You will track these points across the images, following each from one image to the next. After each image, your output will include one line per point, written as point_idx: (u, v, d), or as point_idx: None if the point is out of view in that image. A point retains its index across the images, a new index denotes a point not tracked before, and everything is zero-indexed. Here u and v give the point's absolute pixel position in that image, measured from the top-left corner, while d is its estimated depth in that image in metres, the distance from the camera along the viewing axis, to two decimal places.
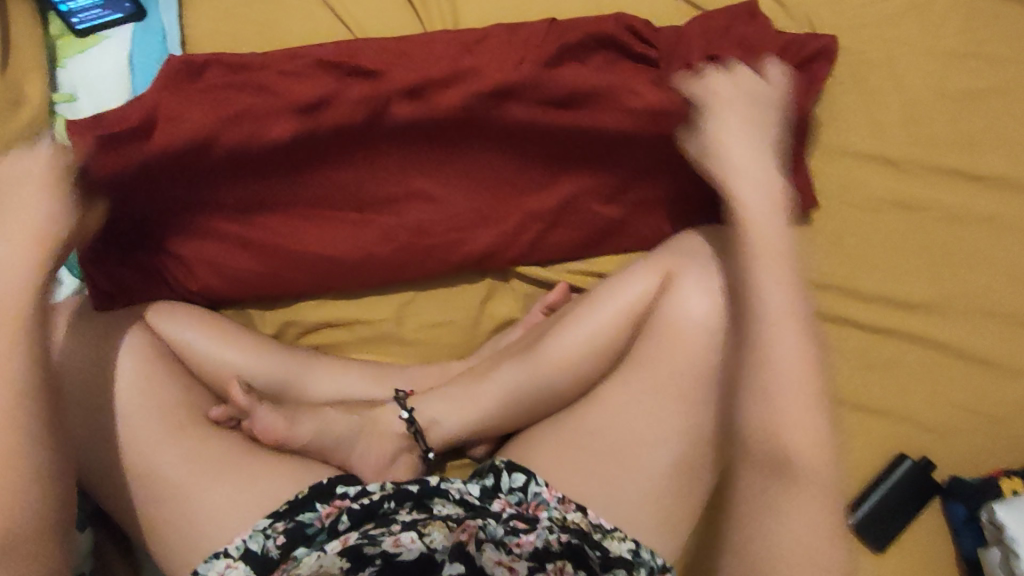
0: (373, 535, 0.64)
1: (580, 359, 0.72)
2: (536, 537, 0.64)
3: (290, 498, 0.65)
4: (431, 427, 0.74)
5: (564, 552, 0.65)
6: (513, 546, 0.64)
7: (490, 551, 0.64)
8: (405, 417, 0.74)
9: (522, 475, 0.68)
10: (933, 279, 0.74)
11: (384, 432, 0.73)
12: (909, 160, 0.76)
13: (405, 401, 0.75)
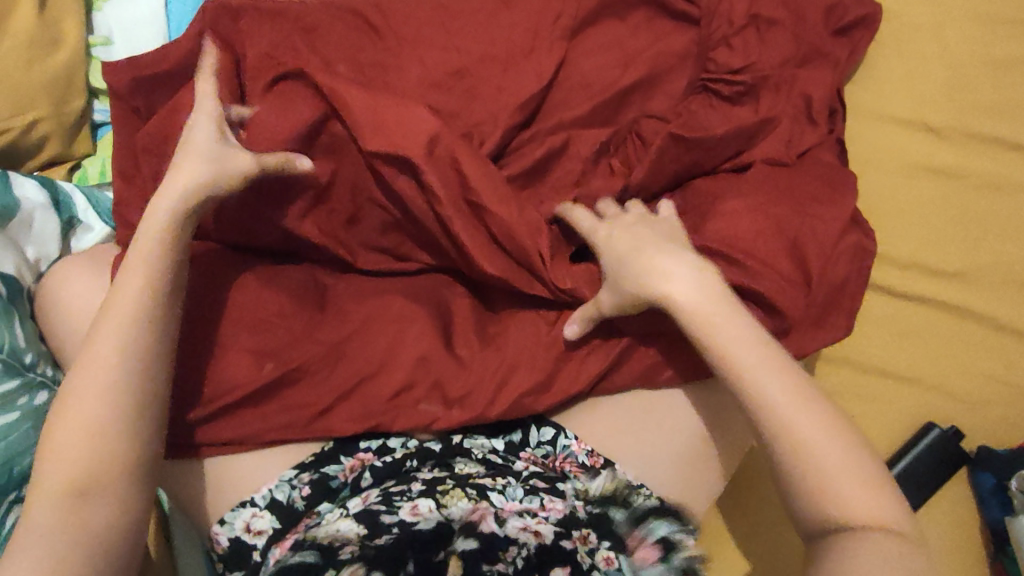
0: (391, 502, 0.61)
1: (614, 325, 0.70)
2: (564, 503, 0.63)
3: (315, 450, 0.67)
4: None
5: (593, 520, 0.63)
6: (539, 512, 0.62)
7: (512, 518, 0.61)
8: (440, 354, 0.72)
9: (551, 430, 0.69)
10: (969, 248, 0.73)
11: None
12: (950, 128, 0.75)
13: None
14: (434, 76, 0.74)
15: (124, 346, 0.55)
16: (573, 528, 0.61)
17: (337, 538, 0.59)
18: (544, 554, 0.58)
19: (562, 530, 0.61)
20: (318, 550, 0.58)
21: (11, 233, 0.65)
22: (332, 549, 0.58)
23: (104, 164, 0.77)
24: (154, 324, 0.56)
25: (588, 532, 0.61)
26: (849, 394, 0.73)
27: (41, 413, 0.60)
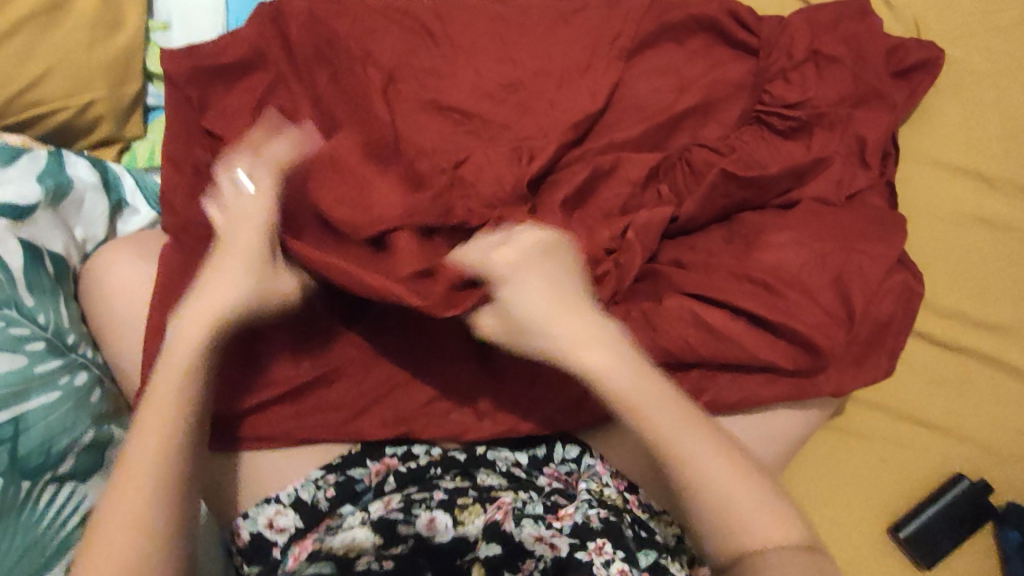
0: (409, 510, 0.62)
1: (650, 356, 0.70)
2: (576, 511, 0.62)
3: (343, 453, 0.67)
4: None
5: (605, 530, 0.61)
6: (553, 522, 0.62)
7: (529, 525, 0.61)
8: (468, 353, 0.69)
9: (576, 448, 0.70)
10: (1011, 301, 0.73)
11: None
12: (1001, 180, 0.75)
13: None
14: (489, 86, 0.74)
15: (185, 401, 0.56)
16: (588, 538, 0.60)
17: (352, 549, 0.59)
18: (559, 569, 0.59)
19: (578, 542, 0.60)
20: (333, 561, 0.57)
21: (61, 212, 0.66)
22: (347, 561, 0.58)
23: (153, 147, 0.78)
24: (177, 442, 0.54)
25: (604, 542, 0.60)
26: (880, 438, 0.73)
27: (80, 394, 0.60)
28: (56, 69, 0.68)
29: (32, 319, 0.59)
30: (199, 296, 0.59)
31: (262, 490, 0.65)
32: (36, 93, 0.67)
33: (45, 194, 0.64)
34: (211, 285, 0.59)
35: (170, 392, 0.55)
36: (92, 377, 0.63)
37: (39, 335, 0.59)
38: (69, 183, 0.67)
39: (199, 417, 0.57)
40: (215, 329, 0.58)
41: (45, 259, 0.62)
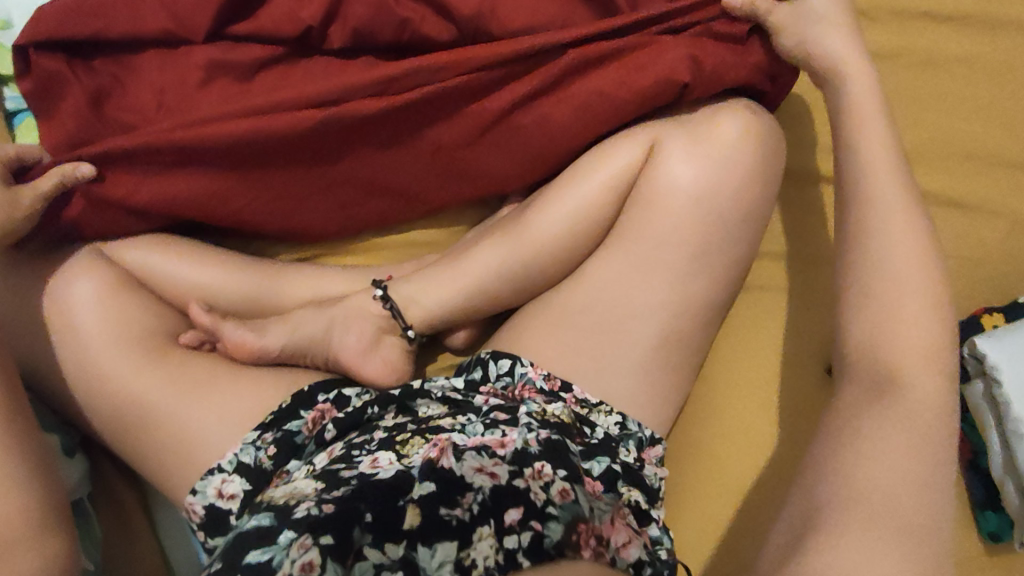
0: (351, 459, 0.60)
1: (561, 246, 0.70)
2: (516, 436, 0.61)
3: (275, 409, 0.65)
4: (410, 305, 0.73)
5: (543, 453, 0.61)
6: (497, 450, 0.60)
7: (471, 457, 0.60)
8: (378, 294, 0.73)
9: (507, 360, 0.69)
10: (905, 127, 0.72)
11: (360, 315, 0.72)
12: (873, 10, 0.74)
13: (381, 281, 0.74)
14: (347, 18, 0.71)
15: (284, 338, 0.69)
16: (526, 465, 0.60)
17: (294, 496, 0.57)
18: (498, 496, 0.57)
19: (516, 468, 0.59)
20: (273, 512, 0.55)
21: None
22: (287, 508, 0.55)
23: (24, 150, 0.74)
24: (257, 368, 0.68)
25: (543, 465, 0.60)
26: None
27: None
28: None
29: None
30: (271, 327, 0.69)
31: (203, 463, 0.63)
32: None
33: None
34: (246, 325, 0.69)
35: (262, 342, 0.68)
36: None
37: None
38: None
39: (264, 359, 0.69)
40: (301, 337, 0.69)
41: None
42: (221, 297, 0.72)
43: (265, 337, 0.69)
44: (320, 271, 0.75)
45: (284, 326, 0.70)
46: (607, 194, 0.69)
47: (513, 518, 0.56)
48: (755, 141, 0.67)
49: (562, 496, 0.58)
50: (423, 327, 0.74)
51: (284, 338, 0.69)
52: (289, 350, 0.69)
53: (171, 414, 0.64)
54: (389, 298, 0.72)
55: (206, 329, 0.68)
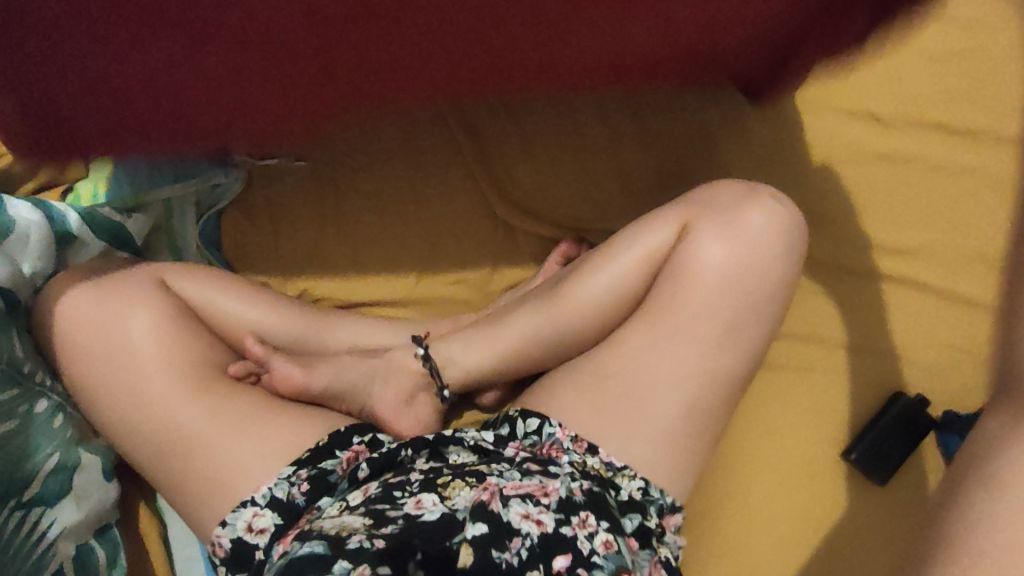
0: (395, 499, 0.62)
1: (595, 310, 0.74)
2: (561, 486, 0.63)
3: (314, 445, 0.67)
4: (448, 365, 0.76)
5: (587, 503, 0.63)
6: (541, 498, 0.62)
7: (516, 505, 0.62)
8: (419, 353, 0.76)
9: (536, 420, 0.71)
10: (916, 226, 0.78)
11: (401, 371, 0.75)
12: (891, 119, 0.80)
13: (422, 340, 0.77)
14: None
15: (330, 378, 0.72)
16: (572, 513, 0.62)
17: (344, 528, 0.58)
18: (546, 546, 0.60)
19: (562, 516, 0.62)
20: (326, 540, 0.57)
21: (6, 247, 0.67)
22: (340, 539, 0.57)
23: None
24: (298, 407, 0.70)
25: (587, 515, 0.62)
26: (820, 368, 0.77)
27: (41, 420, 0.64)
28: None
29: None
30: (316, 366, 0.72)
31: (235, 496, 0.64)
32: None
33: None
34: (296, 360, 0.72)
35: (305, 380, 0.71)
36: (53, 403, 0.66)
37: None
38: (9, 223, 0.67)
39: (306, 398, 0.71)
40: (343, 378, 0.72)
41: None
42: (271, 336, 0.75)
43: (310, 374, 0.71)
44: (362, 322, 0.79)
45: (330, 367, 0.73)
46: (645, 267, 0.73)
47: (562, 565, 0.60)
48: (783, 226, 0.72)
49: (605, 547, 0.61)
50: (455, 386, 0.77)
51: (329, 376, 0.72)
52: (330, 390, 0.72)
53: (208, 447, 0.65)
54: (430, 356, 0.75)
55: (258, 359, 0.71)
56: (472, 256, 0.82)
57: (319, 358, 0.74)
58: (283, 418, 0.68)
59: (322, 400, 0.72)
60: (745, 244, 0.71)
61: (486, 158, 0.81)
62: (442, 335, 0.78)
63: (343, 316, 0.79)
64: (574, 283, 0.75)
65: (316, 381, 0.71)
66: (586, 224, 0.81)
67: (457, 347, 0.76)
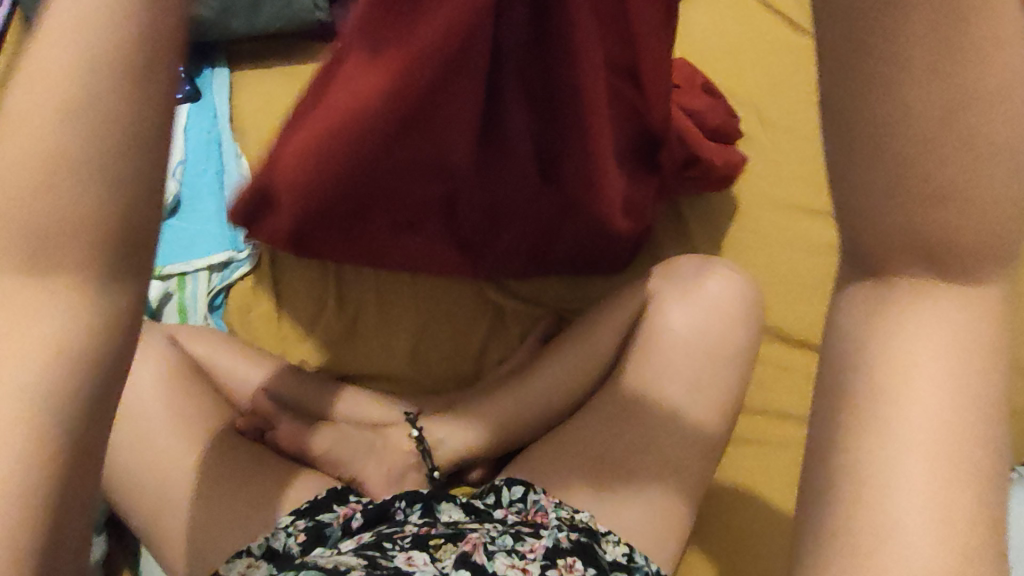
0: (384, 550, 0.62)
1: (567, 372, 0.80)
2: (546, 537, 0.65)
3: (310, 500, 0.69)
4: (440, 444, 0.78)
5: (573, 549, 0.64)
6: (527, 553, 0.64)
7: (502, 557, 0.63)
8: (414, 434, 0.78)
9: (520, 488, 0.73)
10: None
11: (395, 450, 0.77)
12: None
13: (416, 420, 0.79)
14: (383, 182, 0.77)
15: (333, 446, 0.75)
16: (559, 557, 0.63)
17: (338, 564, 0.59)
18: None
19: (548, 561, 0.63)
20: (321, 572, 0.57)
21: None
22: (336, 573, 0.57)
23: None
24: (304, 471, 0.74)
25: (573, 559, 0.63)
26: (797, 446, 0.79)
27: None
28: None
29: None
30: (322, 431, 0.76)
31: (219, 550, 0.65)
32: None
33: None
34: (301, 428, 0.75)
35: (307, 440, 0.75)
36: None
37: None
38: None
39: (310, 461, 0.75)
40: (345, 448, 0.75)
41: None
42: (279, 395, 0.79)
43: (315, 439, 0.75)
44: (358, 394, 0.82)
45: (334, 433, 0.76)
46: (614, 337, 0.80)
47: None
48: (749, 312, 0.80)
49: None
50: (447, 466, 0.79)
51: (335, 442, 0.75)
52: (334, 458, 0.75)
53: (196, 497, 0.67)
54: (423, 438, 0.77)
55: (266, 414, 0.75)
56: (464, 334, 0.87)
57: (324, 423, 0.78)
58: (276, 480, 0.71)
59: (323, 464, 0.75)
60: (699, 304, 0.78)
61: None
62: (434, 412, 0.81)
63: (344, 389, 0.82)
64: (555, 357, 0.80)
65: (320, 446, 0.75)
66: (572, 298, 0.87)
67: (448, 423, 0.79)
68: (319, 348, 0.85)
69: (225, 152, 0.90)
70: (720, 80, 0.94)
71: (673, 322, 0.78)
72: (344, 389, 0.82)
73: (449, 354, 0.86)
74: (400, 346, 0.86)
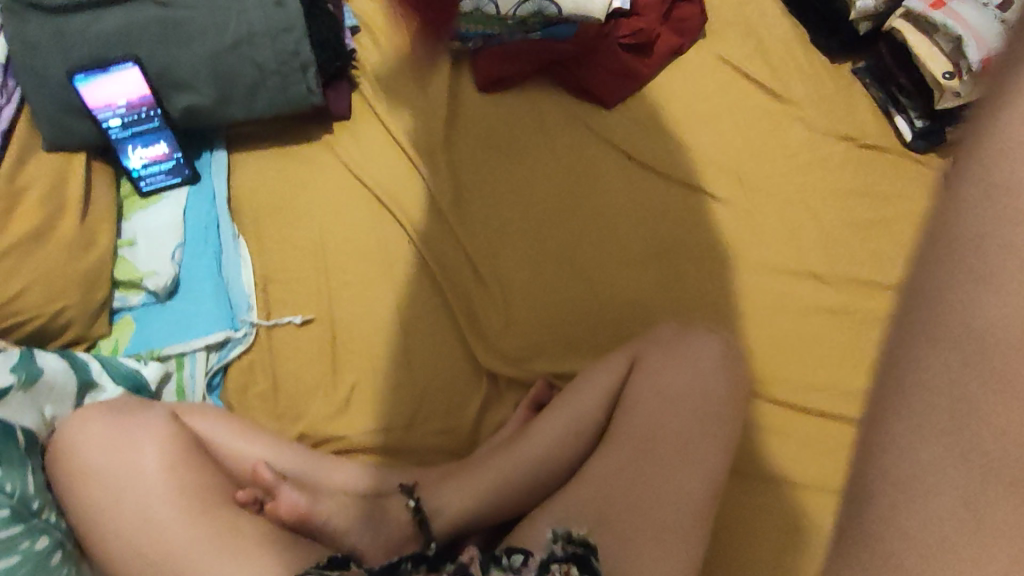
0: None
1: (562, 440, 0.80)
2: None
3: (311, 566, 0.69)
4: (436, 516, 0.78)
5: None
6: None
7: None
8: (411, 504, 0.78)
9: (519, 555, 0.69)
10: (864, 371, 0.85)
11: (393, 523, 0.77)
12: (829, 276, 0.89)
13: (412, 491, 0.80)
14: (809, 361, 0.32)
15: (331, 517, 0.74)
16: None
17: None
18: None
19: None
20: None
21: (34, 392, 0.75)
22: None
23: (116, 342, 0.87)
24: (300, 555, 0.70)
25: None
26: (790, 509, 0.79)
27: (39, 558, 0.67)
28: (34, 282, 0.81)
29: (0, 489, 0.68)
30: (319, 503, 0.75)
31: None
32: (15, 304, 0.79)
33: (18, 379, 0.74)
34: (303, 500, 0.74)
35: (306, 514, 0.74)
36: (54, 541, 0.69)
37: (5, 503, 0.68)
38: (39, 370, 0.76)
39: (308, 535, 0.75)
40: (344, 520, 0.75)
41: (16, 434, 0.72)
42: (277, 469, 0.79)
43: (315, 510, 0.74)
44: (355, 467, 0.83)
45: (334, 504, 0.76)
46: (601, 400, 0.81)
47: None
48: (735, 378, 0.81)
49: None
50: (443, 538, 0.79)
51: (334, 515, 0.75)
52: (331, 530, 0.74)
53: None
54: (420, 509, 0.78)
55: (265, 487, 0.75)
56: (457, 403, 0.87)
57: (322, 494, 0.77)
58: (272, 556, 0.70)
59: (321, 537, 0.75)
60: (682, 363, 0.80)
61: (473, 314, 0.89)
62: (430, 485, 0.81)
63: (339, 464, 0.82)
64: (547, 423, 0.81)
65: (318, 517, 0.74)
66: (561, 361, 0.87)
67: (443, 493, 0.79)
68: (315, 420, 0.86)
69: (222, 232, 0.93)
70: (701, 146, 0.97)
71: (658, 389, 0.79)
72: (339, 464, 0.82)
73: (444, 422, 0.87)
74: (395, 417, 0.86)
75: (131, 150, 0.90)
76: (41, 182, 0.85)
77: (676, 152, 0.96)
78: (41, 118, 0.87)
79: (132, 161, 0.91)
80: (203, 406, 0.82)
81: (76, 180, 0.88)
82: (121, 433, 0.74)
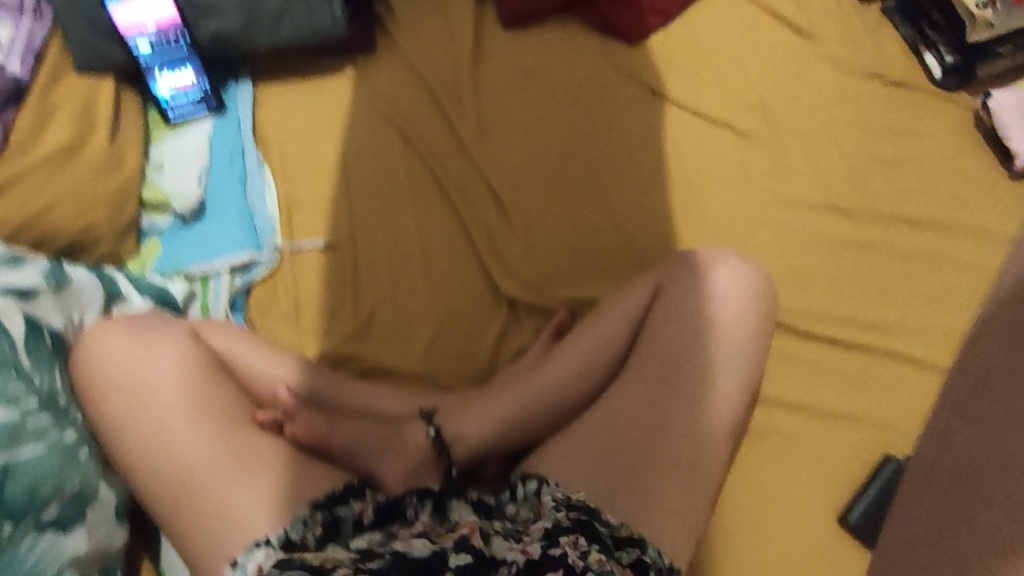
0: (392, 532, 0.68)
1: (580, 367, 0.79)
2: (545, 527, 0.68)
3: (328, 492, 0.71)
4: (456, 440, 0.78)
5: (573, 530, 0.67)
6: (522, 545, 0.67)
7: (500, 541, 0.68)
8: (429, 433, 0.77)
9: (533, 482, 0.73)
10: (888, 305, 0.84)
11: (410, 447, 0.77)
12: (854, 212, 0.88)
13: (431, 420, 0.79)
14: None
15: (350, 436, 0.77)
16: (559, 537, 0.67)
17: (328, 561, 0.65)
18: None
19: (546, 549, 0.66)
20: None
21: (62, 300, 0.77)
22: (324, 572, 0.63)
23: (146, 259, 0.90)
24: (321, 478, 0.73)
25: (576, 539, 0.66)
26: (805, 437, 0.80)
27: (67, 448, 0.69)
28: (67, 196, 0.83)
29: (30, 380, 0.70)
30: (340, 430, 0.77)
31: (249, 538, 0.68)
32: (46, 215, 0.82)
33: (46, 284, 0.76)
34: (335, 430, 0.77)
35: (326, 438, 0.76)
36: (80, 436, 0.72)
37: (34, 395, 0.69)
38: (67, 277, 0.78)
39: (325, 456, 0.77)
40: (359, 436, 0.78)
41: (45, 335, 0.73)
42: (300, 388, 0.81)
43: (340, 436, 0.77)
44: (373, 389, 0.83)
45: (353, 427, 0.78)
46: (622, 327, 0.79)
47: None
48: (764, 310, 0.78)
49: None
50: (464, 459, 0.78)
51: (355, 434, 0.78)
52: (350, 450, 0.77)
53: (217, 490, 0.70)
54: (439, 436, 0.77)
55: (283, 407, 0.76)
56: (475, 330, 0.88)
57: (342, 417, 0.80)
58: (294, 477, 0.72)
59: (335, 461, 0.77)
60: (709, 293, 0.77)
61: (493, 242, 0.90)
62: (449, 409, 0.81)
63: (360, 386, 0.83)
64: (570, 350, 0.80)
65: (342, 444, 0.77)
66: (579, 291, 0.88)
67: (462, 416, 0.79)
68: (337, 342, 0.87)
69: (248, 160, 0.93)
70: (728, 81, 0.96)
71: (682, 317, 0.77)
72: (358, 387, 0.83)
73: (463, 348, 0.87)
74: (415, 341, 0.87)
75: (159, 77, 0.92)
76: (71, 102, 0.87)
77: (704, 88, 0.95)
78: (72, 41, 0.88)
79: (160, 89, 0.93)
80: (220, 321, 0.82)
81: (105, 105, 0.89)
82: (143, 346, 0.74)
